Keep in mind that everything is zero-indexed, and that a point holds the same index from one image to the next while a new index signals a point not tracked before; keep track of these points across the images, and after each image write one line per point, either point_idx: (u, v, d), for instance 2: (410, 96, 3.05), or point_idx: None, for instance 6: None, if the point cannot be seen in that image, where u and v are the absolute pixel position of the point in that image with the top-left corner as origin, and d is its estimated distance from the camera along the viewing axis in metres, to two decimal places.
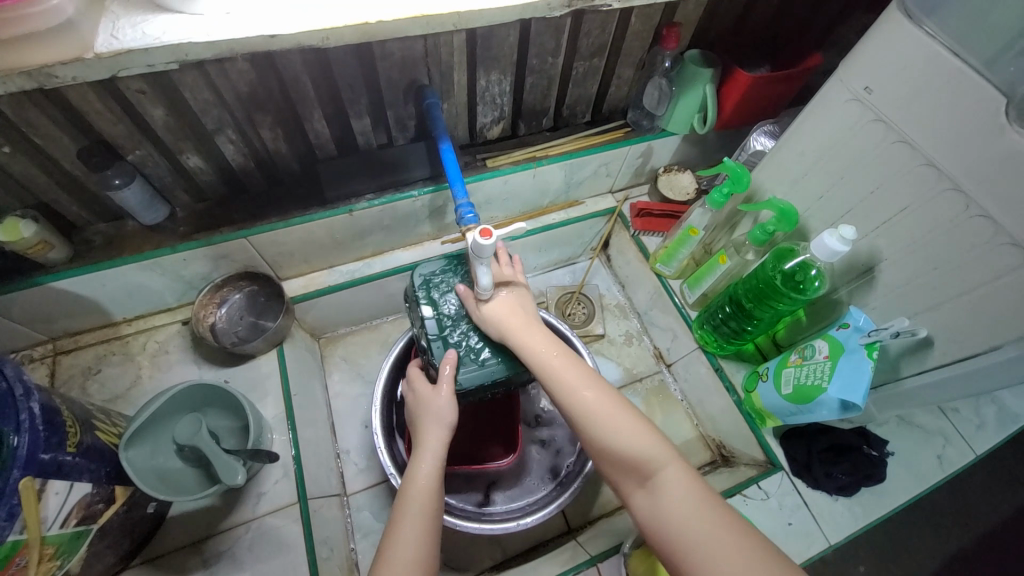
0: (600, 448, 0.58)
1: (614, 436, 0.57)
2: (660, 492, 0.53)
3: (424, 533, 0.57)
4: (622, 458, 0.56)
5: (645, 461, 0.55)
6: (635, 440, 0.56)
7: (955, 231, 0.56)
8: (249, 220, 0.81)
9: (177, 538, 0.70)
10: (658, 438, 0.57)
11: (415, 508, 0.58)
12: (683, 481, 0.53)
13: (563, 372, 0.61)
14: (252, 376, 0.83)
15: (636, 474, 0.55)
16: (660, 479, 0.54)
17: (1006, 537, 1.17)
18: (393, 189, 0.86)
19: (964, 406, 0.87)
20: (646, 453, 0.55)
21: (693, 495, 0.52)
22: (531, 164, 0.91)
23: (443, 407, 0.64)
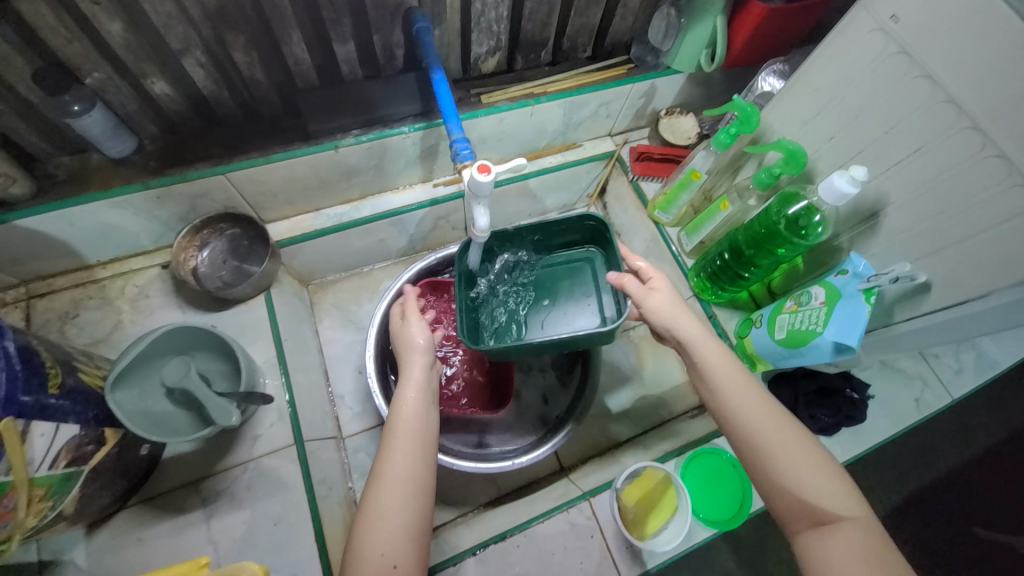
0: (769, 484, 0.53)
1: (780, 469, 0.52)
2: (835, 541, 0.49)
3: (412, 457, 0.54)
4: (793, 500, 0.52)
5: (823, 509, 0.50)
6: (811, 481, 0.52)
7: (969, 173, 0.54)
8: (227, 155, 0.75)
9: (174, 479, 0.70)
10: (840, 483, 0.52)
11: (403, 436, 0.55)
12: (859, 531, 0.49)
13: (737, 387, 0.56)
14: (239, 322, 0.80)
15: (806, 515, 0.51)
16: (838, 530, 0.49)
17: (966, 478, 1.26)
18: (380, 125, 0.80)
19: (944, 352, 0.90)
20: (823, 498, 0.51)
21: (873, 550, 0.48)
22: (529, 101, 0.86)
23: (417, 336, 0.64)
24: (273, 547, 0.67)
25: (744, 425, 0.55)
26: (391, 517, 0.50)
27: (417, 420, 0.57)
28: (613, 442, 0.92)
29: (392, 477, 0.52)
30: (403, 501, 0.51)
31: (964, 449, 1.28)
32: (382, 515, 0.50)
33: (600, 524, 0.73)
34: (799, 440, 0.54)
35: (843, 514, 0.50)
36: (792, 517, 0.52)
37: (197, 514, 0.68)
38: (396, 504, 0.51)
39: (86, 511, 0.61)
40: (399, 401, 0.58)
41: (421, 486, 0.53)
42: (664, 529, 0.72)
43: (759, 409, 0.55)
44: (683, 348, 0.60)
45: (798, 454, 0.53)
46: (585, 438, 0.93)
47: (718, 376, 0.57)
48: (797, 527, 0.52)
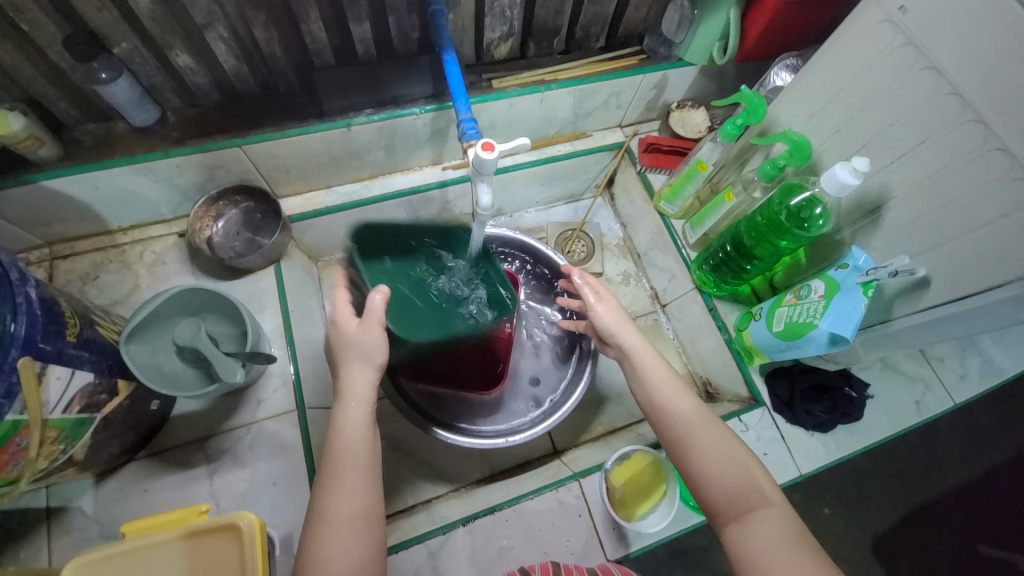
0: (698, 480, 0.56)
1: (705, 464, 0.56)
2: (755, 530, 0.51)
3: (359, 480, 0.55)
4: (720, 491, 0.54)
5: (746, 500, 0.53)
6: (735, 473, 0.55)
7: (973, 166, 0.54)
8: (244, 129, 0.78)
9: (180, 436, 0.73)
10: (763, 475, 0.55)
11: (347, 464, 0.55)
12: (783, 519, 0.52)
13: (670, 391, 0.61)
14: (249, 290, 0.83)
15: (732, 508, 0.54)
16: (759, 518, 0.52)
17: (970, 493, 1.24)
18: (392, 105, 0.81)
19: (949, 356, 0.89)
20: (749, 495, 0.53)
21: (791, 538, 0.50)
22: (539, 87, 0.87)
23: (377, 345, 0.62)
24: (272, 505, 0.69)
25: (676, 425, 0.59)
26: (344, 539, 0.51)
27: (361, 443, 0.57)
28: (606, 429, 0.94)
29: (334, 508, 0.53)
30: (351, 527, 0.52)
31: (971, 463, 1.26)
32: (333, 542, 0.51)
33: (588, 505, 0.74)
34: (723, 436, 0.57)
35: (765, 503, 0.53)
36: (718, 510, 0.54)
37: (200, 470, 0.71)
38: (346, 531, 0.52)
39: (96, 458, 0.64)
40: (338, 424, 0.58)
41: (365, 509, 0.54)
42: (652, 513, 0.73)
43: (688, 409, 0.59)
44: (624, 352, 0.66)
45: (724, 451, 0.56)
46: (580, 423, 0.94)
47: (652, 380, 0.62)
48: (724, 520, 0.54)
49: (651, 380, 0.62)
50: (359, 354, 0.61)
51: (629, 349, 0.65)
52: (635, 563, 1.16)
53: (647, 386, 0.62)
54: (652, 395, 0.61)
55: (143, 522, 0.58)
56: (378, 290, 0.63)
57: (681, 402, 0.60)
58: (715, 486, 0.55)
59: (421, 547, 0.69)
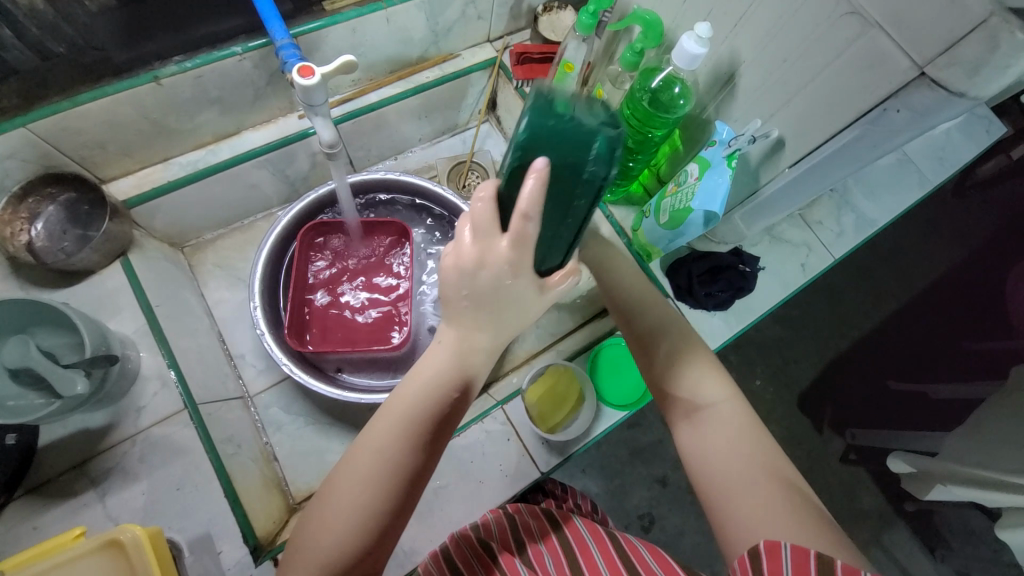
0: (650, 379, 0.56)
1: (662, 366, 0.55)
2: (703, 427, 0.50)
3: (416, 443, 0.45)
4: (668, 389, 0.54)
5: (696, 398, 0.52)
6: (693, 373, 0.53)
7: (803, 11, 0.53)
8: (25, 103, 0.64)
9: (56, 466, 0.65)
10: (717, 373, 0.54)
11: (411, 416, 0.45)
12: (729, 414, 0.51)
13: (646, 299, 0.60)
14: (95, 293, 0.72)
15: (682, 405, 0.53)
16: (707, 416, 0.51)
17: (872, 339, 1.39)
18: (208, 48, 0.69)
19: (828, 218, 0.94)
20: (700, 392, 0.52)
21: (739, 433, 0.49)
22: (379, 4, 0.77)
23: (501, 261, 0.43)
24: (180, 510, 0.65)
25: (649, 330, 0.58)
26: (352, 497, 0.43)
27: (433, 400, 0.46)
28: None
29: (373, 466, 0.44)
30: (369, 489, 0.43)
31: (868, 312, 1.40)
32: (343, 491, 0.44)
33: (515, 427, 0.75)
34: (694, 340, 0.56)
35: (714, 400, 0.51)
36: (671, 408, 0.54)
37: (90, 495, 0.64)
38: (363, 491, 0.43)
39: None
40: (420, 367, 0.48)
41: (410, 476, 0.45)
42: (575, 419, 0.75)
43: (658, 315, 0.58)
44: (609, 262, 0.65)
45: (686, 357, 0.54)
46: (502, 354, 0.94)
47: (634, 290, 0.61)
48: (675, 418, 0.53)
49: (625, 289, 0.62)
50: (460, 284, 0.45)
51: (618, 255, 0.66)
52: (594, 470, 1.23)
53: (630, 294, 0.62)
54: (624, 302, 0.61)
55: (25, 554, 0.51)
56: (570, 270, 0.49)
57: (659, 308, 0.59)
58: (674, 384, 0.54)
59: None
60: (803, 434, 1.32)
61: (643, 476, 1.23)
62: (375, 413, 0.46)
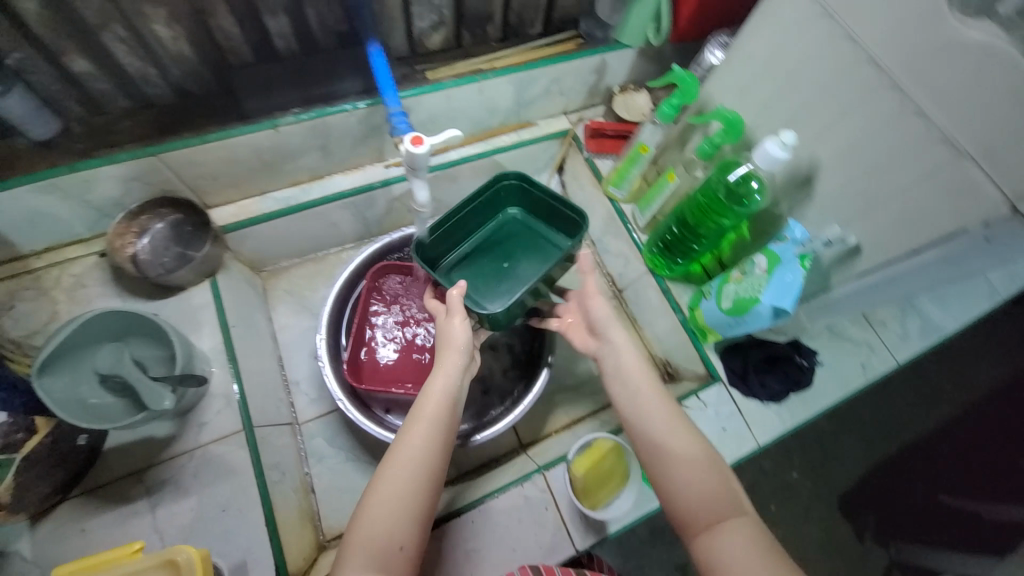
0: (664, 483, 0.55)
1: (677, 469, 0.54)
2: (723, 541, 0.49)
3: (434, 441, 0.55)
4: (685, 493, 0.53)
5: (714, 508, 0.52)
6: (704, 483, 0.53)
7: (892, 132, 0.55)
8: (160, 136, 0.73)
9: (117, 469, 0.68)
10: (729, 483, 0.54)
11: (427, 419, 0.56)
12: (751, 528, 0.50)
13: (650, 395, 0.61)
14: (182, 308, 0.78)
15: (702, 517, 0.52)
16: (727, 529, 0.50)
17: (926, 447, 1.30)
18: (322, 103, 0.77)
19: (891, 319, 0.92)
20: (722, 502, 0.52)
21: (760, 548, 0.48)
22: (476, 77, 0.84)
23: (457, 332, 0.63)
24: (222, 532, 0.66)
25: (648, 424, 0.58)
26: (394, 498, 0.51)
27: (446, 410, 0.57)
28: (572, 419, 0.94)
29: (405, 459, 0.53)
30: (408, 490, 0.52)
31: (923, 416, 1.32)
32: (386, 496, 0.51)
33: (554, 497, 0.74)
34: (695, 438, 0.57)
35: (734, 515, 0.51)
36: (686, 523, 0.52)
37: (142, 503, 0.67)
38: (404, 490, 0.51)
39: (20, 502, 0.59)
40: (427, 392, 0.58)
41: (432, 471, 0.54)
42: (616, 499, 0.74)
43: (665, 412, 0.59)
44: (608, 355, 0.66)
45: (696, 460, 0.55)
46: (544, 415, 0.94)
47: (634, 382, 0.62)
48: (691, 533, 0.52)
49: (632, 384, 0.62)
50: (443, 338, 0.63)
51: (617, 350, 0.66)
52: (616, 546, 1.17)
53: (632, 388, 0.62)
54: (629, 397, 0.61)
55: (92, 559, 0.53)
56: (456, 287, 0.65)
57: (660, 409, 0.59)
58: (684, 494, 0.53)
59: None
60: (844, 540, 1.23)
61: (668, 560, 1.16)
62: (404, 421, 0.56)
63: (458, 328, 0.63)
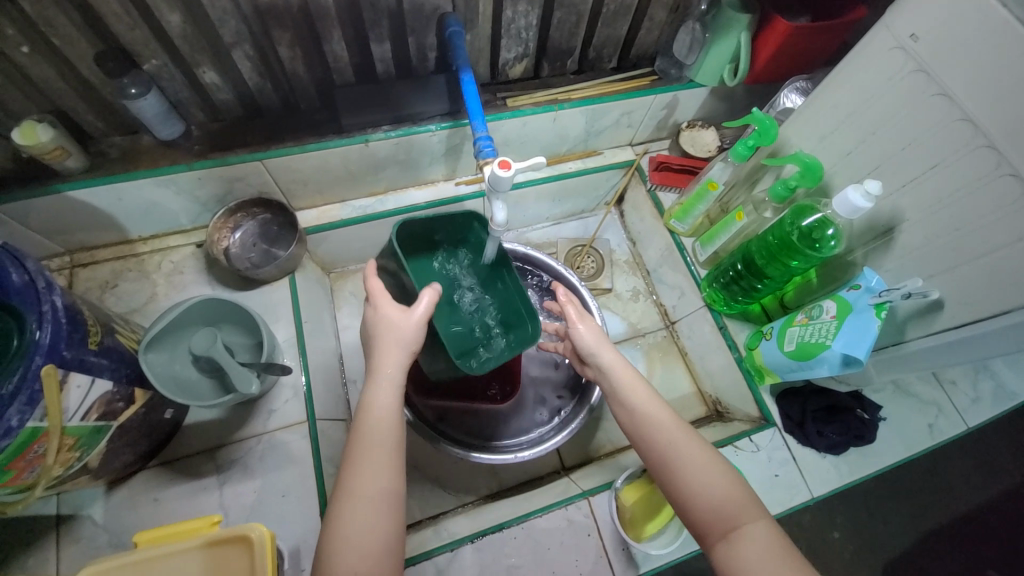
0: (680, 497, 0.55)
1: (689, 481, 0.55)
2: (742, 550, 0.50)
3: (389, 457, 0.56)
4: (698, 502, 0.54)
5: (728, 516, 0.53)
6: (720, 490, 0.54)
7: (987, 191, 0.55)
8: (264, 143, 0.80)
9: (192, 445, 0.74)
10: (744, 491, 0.54)
11: (375, 438, 0.56)
12: (765, 534, 0.51)
13: (651, 407, 0.60)
14: (265, 300, 0.84)
15: (718, 526, 0.53)
16: (744, 537, 0.51)
17: (985, 517, 1.20)
18: (410, 122, 0.83)
19: (962, 379, 0.88)
20: (735, 511, 0.53)
21: (775, 550, 0.50)
22: (553, 106, 0.88)
23: (408, 330, 0.63)
24: (281, 516, 0.69)
25: (652, 434, 0.59)
26: (364, 521, 0.52)
27: (390, 425, 0.58)
28: (615, 447, 0.94)
29: (365, 481, 0.54)
30: (371, 507, 0.53)
31: (985, 488, 1.23)
32: (353, 519, 0.52)
33: (597, 524, 0.74)
34: (701, 448, 0.57)
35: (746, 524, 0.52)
36: (697, 530, 0.54)
37: (210, 480, 0.71)
38: (368, 511, 0.53)
39: (108, 466, 0.64)
40: (370, 404, 0.59)
41: (392, 490, 0.55)
42: (660, 535, 0.72)
43: (668, 423, 0.59)
44: (603, 374, 0.66)
45: (707, 468, 0.55)
46: (588, 439, 0.95)
47: (633, 400, 0.61)
48: (705, 542, 0.54)
49: (627, 395, 0.62)
50: (388, 338, 0.62)
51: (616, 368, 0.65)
52: None
53: (628, 407, 0.62)
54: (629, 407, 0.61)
55: (156, 531, 0.57)
56: (428, 290, 0.65)
57: (662, 425, 0.59)
58: (691, 502, 0.54)
59: (428, 563, 0.68)
60: None
61: None
62: (351, 445, 0.56)
63: (403, 327, 0.63)
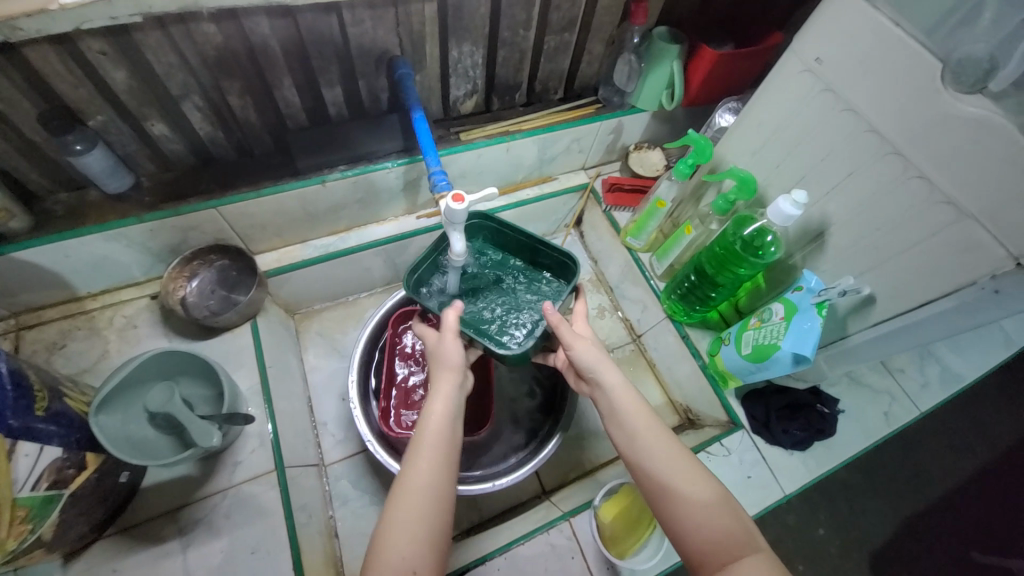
0: (676, 526, 0.51)
1: (688, 506, 0.51)
2: None
3: (444, 462, 0.53)
4: (693, 528, 0.50)
5: (727, 546, 0.49)
6: (718, 518, 0.50)
7: (898, 192, 0.60)
8: (219, 190, 0.80)
9: (153, 508, 0.70)
10: (744, 520, 0.51)
11: (434, 440, 0.54)
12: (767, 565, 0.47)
13: (650, 429, 0.57)
14: (226, 348, 0.82)
15: (716, 557, 0.48)
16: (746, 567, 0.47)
17: (953, 497, 1.25)
18: (365, 161, 0.85)
19: (909, 367, 0.94)
20: (735, 540, 0.49)
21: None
22: (505, 138, 0.92)
23: (450, 351, 0.61)
24: (252, 574, 0.66)
25: (648, 458, 0.55)
26: (412, 532, 0.49)
27: (444, 433, 0.55)
28: (594, 465, 0.95)
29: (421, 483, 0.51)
30: (422, 512, 0.50)
31: (949, 470, 1.28)
32: (401, 529, 0.49)
33: (580, 545, 0.73)
34: (698, 471, 0.54)
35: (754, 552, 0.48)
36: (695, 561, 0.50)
37: (174, 543, 0.68)
38: (419, 516, 0.49)
39: (60, 540, 0.60)
40: (427, 412, 0.57)
41: (447, 492, 0.52)
42: (643, 548, 0.73)
43: (665, 444, 0.56)
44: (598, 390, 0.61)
45: (706, 494, 0.52)
46: (567, 460, 0.95)
47: (630, 421, 0.58)
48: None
49: (625, 413, 0.58)
50: (440, 359, 0.61)
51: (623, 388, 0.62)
52: None
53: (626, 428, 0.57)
54: (627, 427, 0.57)
55: None
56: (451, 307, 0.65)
57: (666, 447, 0.56)
58: (695, 532, 0.50)
59: None
60: None
61: None
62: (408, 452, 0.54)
63: (453, 349, 0.61)
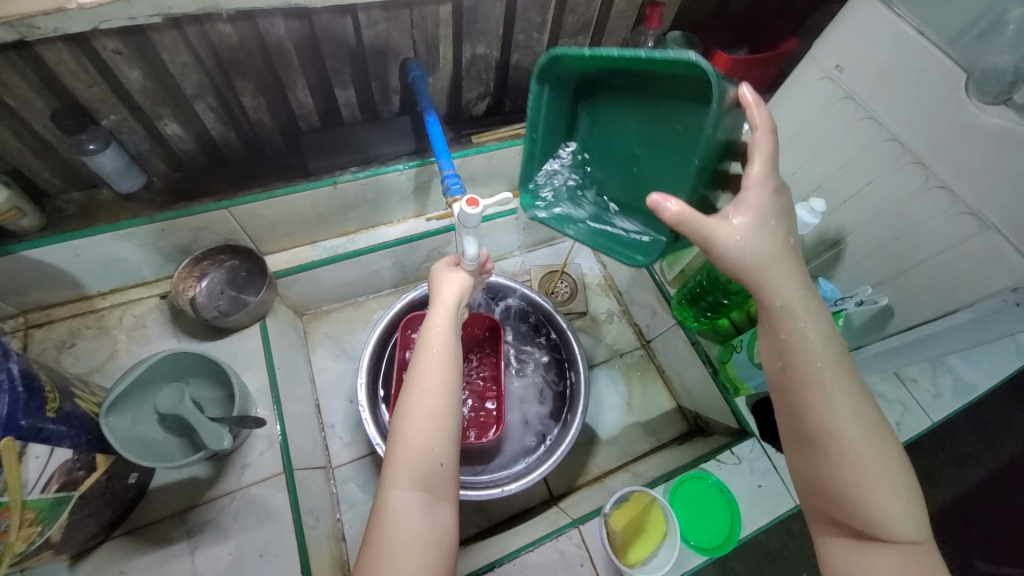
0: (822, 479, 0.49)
1: (846, 476, 0.47)
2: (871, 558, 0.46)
3: (444, 370, 0.57)
4: (841, 488, 0.47)
5: (874, 520, 0.46)
6: (873, 491, 0.46)
7: (918, 202, 0.59)
8: (230, 190, 0.79)
9: (161, 509, 0.70)
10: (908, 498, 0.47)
11: (429, 353, 0.58)
12: (911, 551, 0.45)
13: (833, 379, 0.49)
14: (235, 349, 0.82)
15: (851, 523, 0.47)
16: (879, 547, 0.46)
17: (963, 507, 1.24)
18: (377, 163, 0.85)
19: (921, 377, 0.93)
20: (884, 516, 0.46)
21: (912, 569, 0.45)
22: (516, 141, 0.92)
23: (449, 288, 0.65)
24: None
25: (817, 406, 0.48)
26: (422, 434, 0.53)
27: (442, 349, 0.58)
28: (602, 471, 0.95)
29: (423, 391, 0.55)
30: (428, 416, 0.54)
31: (961, 480, 1.26)
32: (413, 433, 0.53)
33: (590, 553, 0.73)
34: (872, 436, 0.48)
35: (900, 537, 0.46)
36: (815, 509, 0.51)
37: (181, 546, 0.67)
38: (426, 419, 0.53)
39: (68, 541, 0.60)
40: (427, 332, 0.60)
41: (450, 400, 0.56)
42: (654, 557, 0.73)
43: (844, 398, 0.48)
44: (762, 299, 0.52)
45: (874, 467, 0.47)
46: (575, 465, 0.95)
47: (809, 361, 0.49)
48: (819, 525, 0.50)
49: (800, 350, 0.50)
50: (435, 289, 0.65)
51: (793, 308, 0.51)
52: None
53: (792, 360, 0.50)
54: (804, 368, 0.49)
55: None
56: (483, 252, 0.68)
57: (850, 413, 0.48)
58: (842, 495, 0.47)
59: None
60: None
61: None
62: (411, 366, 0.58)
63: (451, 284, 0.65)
